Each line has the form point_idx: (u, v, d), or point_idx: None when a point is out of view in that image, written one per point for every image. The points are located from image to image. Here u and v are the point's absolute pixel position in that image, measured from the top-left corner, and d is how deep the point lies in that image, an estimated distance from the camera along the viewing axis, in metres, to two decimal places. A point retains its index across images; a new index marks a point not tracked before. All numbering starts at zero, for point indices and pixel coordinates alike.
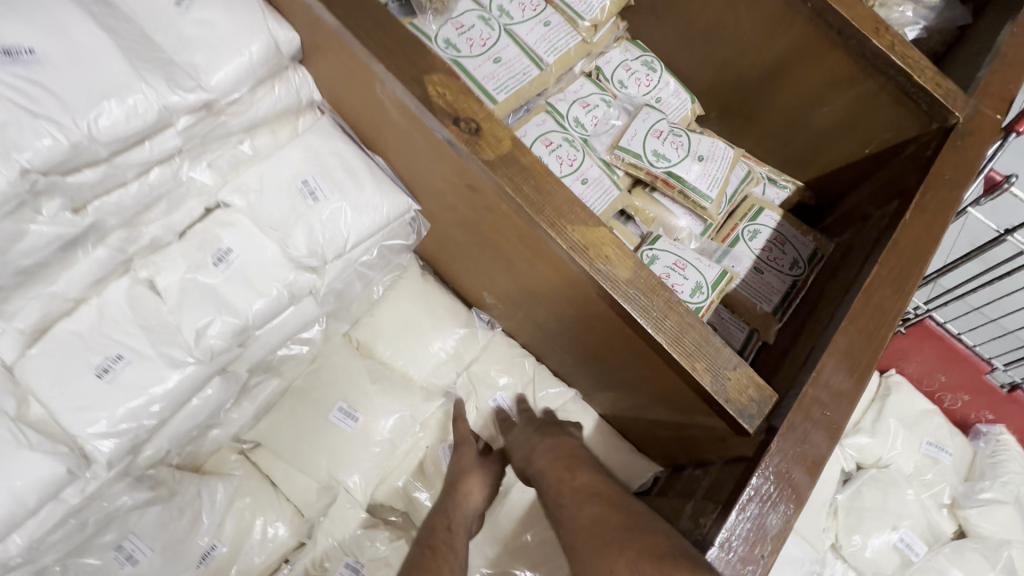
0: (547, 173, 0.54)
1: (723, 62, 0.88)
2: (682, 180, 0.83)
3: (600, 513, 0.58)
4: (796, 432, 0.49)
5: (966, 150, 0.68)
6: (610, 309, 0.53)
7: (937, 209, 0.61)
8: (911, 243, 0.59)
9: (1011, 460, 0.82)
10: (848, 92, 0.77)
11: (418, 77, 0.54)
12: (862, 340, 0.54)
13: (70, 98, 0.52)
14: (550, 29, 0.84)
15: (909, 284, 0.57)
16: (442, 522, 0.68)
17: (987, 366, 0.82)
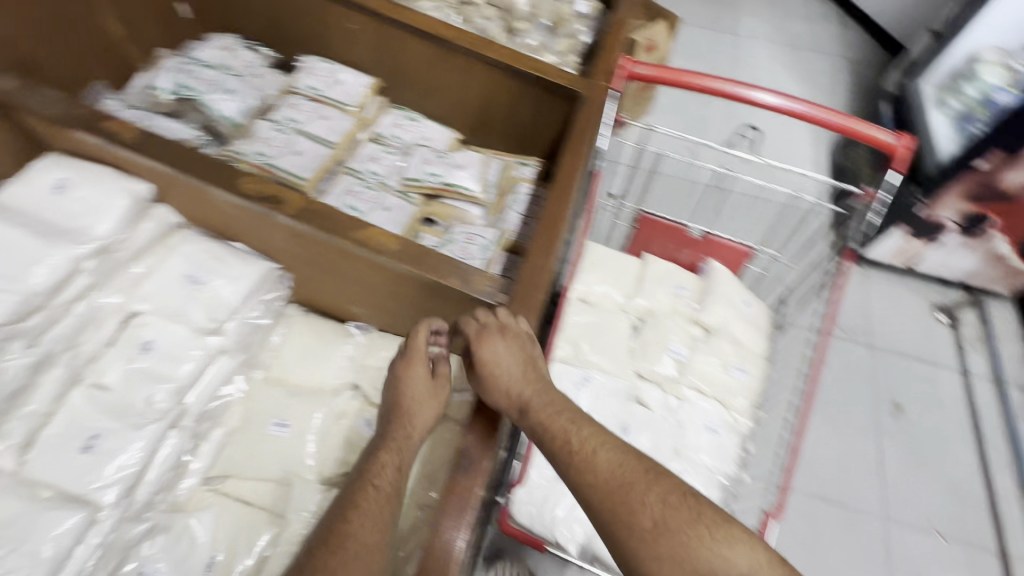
0: (332, 212, 0.96)
1: (457, 102, 1.29)
2: (453, 185, 1.21)
3: (608, 464, 0.77)
4: (522, 293, 0.95)
5: (589, 113, 1.13)
6: (396, 270, 0.95)
7: (576, 149, 1.09)
8: (564, 172, 1.06)
9: (720, 277, 1.24)
10: (527, 96, 1.20)
11: (236, 186, 0.94)
12: (546, 235, 1.00)
13: (12, 271, 0.84)
14: (329, 120, 1.21)
15: (568, 197, 1.04)
16: (392, 461, 0.89)
17: (682, 228, 1.28)
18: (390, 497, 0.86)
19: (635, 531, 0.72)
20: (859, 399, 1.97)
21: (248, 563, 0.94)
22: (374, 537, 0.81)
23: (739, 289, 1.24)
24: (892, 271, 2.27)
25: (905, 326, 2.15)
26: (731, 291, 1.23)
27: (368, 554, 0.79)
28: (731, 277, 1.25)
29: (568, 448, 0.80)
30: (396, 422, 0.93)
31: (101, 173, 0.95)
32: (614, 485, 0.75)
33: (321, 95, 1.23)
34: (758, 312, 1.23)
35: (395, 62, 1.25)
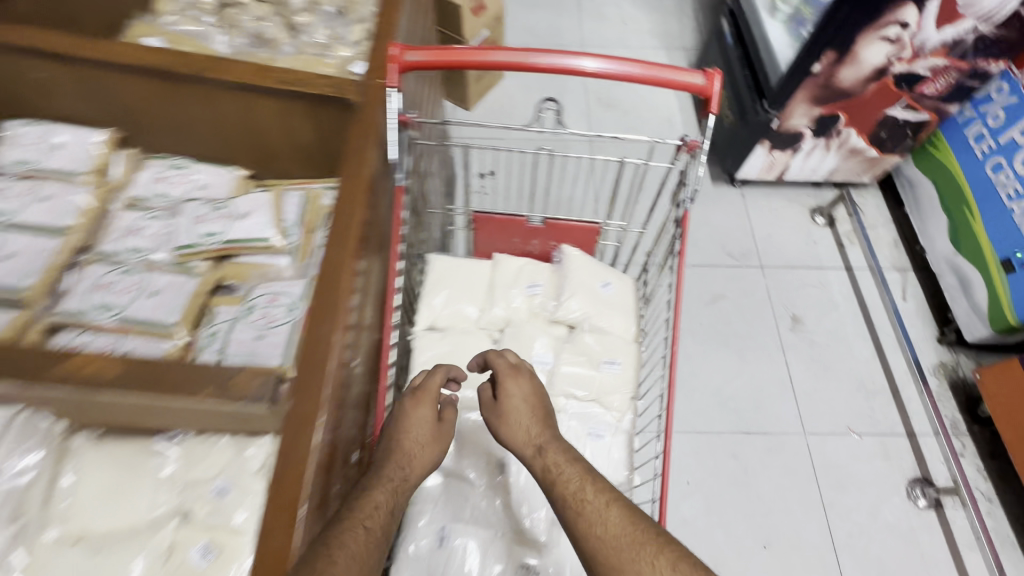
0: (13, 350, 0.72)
1: (224, 137, 1.07)
2: (239, 240, 1.00)
3: (619, 520, 0.75)
4: (302, 378, 0.76)
5: (366, 121, 0.94)
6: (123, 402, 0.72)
7: (354, 175, 0.90)
8: (342, 206, 0.87)
9: (574, 263, 1.14)
10: (295, 112, 1.00)
11: None
12: (327, 295, 0.82)
13: None
14: (51, 201, 0.95)
15: (347, 240, 0.86)
16: (386, 501, 0.82)
17: (523, 220, 1.14)
18: (379, 540, 0.75)
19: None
20: (759, 322, 1.99)
21: None
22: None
23: (596, 271, 1.14)
24: (767, 185, 2.28)
25: (788, 237, 2.17)
26: (588, 276, 1.13)
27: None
28: (587, 259, 1.15)
29: (578, 497, 0.80)
30: (405, 461, 0.89)
31: None
32: (622, 538, 0.73)
33: (37, 169, 0.98)
34: (622, 292, 1.14)
35: (124, 105, 1.01)
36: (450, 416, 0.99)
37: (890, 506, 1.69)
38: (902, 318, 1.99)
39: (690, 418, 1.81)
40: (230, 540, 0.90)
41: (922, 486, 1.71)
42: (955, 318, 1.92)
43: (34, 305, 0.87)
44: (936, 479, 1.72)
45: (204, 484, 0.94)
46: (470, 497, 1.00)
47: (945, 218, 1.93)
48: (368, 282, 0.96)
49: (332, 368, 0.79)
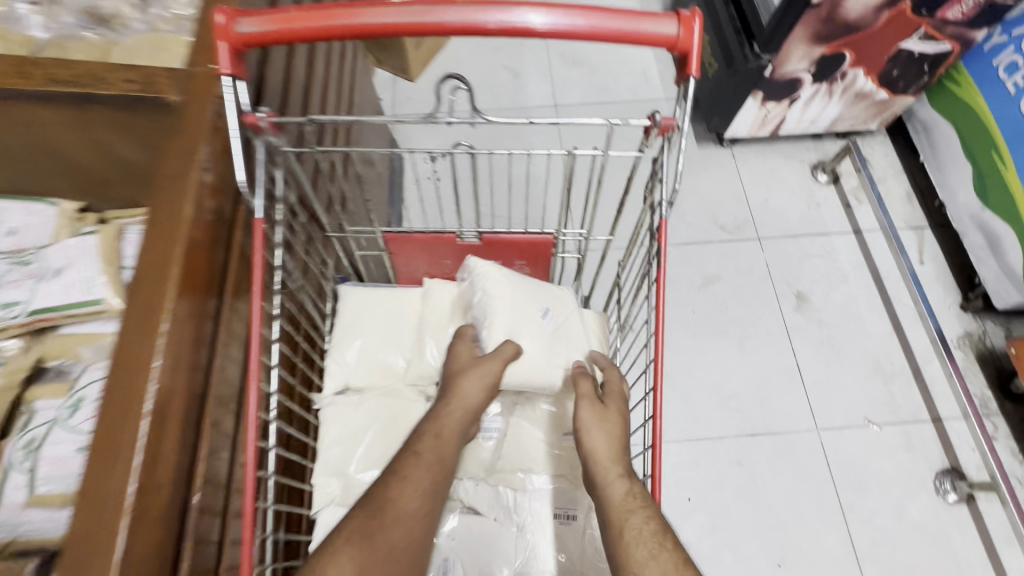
0: None
1: (37, 167, 0.83)
2: (54, 308, 0.75)
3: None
4: (92, 494, 0.57)
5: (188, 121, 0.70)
6: None
7: (165, 217, 0.67)
8: (151, 259, 0.65)
9: (508, 292, 0.93)
10: (101, 124, 0.76)
11: None
12: (131, 377, 0.60)
13: None
14: None
15: (156, 301, 0.63)
16: (433, 430, 0.81)
17: (452, 237, 0.95)
18: (433, 469, 0.78)
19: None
20: (759, 304, 1.75)
21: None
22: (416, 512, 0.74)
23: (534, 299, 0.95)
24: (760, 142, 1.99)
25: (788, 201, 1.90)
26: (529, 306, 0.94)
27: (408, 523, 0.73)
28: (519, 280, 0.95)
29: (649, 548, 0.68)
30: (463, 386, 0.84)
31: None
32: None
33: None
34: (576, 316, 1.00)
35: None
36: (506, 351, 0.87)
37: (917, 504, 1.49)
38: (920, 284, 1.75)
39: (689, 423, 1.59)
40: None
41: (953, 479, 1.51)
42: (981, 281, 1.68)
43: None
44: (968, 470, 1.52)
45: None
46: None
47: (969, 165, 1.65)
48: (229, 355, 0.72)
49: (134, 471, 0.57)
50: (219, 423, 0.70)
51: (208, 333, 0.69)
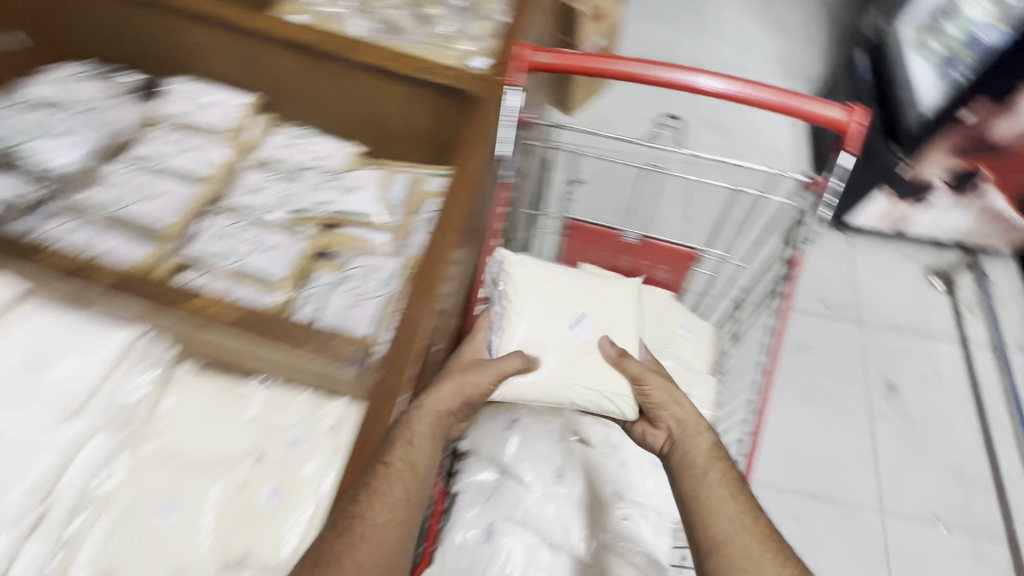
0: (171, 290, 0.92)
1: (351, 116, 1.14)
2: (346, 212, 1.08)
3: (761, 523, 0.76)
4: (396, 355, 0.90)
5: (484, 115, 1.00)
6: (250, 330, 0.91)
7: (463, 170, 0.98)
8: (451, 198, 0.97)
9: (527, 303, 0.99)
10: (418, 99, 1.06)
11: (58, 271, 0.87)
12: (432, 275, 0.93)
13: None
14: (196, 151, 1.06)
15: (453, 225, 0.96)
16: (402, 437, 0.82)
17: (617, 233, 1.11)
18: (407, 479, 0.78)
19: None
20: (847, 381, 1.83)
21: None
22: (388, 522, 0.74)
23: (561, 305, 1.00)
24: (879, 236, 2.10)
25: (896, 296, 1.98)
26: (553, 313, 0.99)
27: (377, 540, 0.72)
28: (555, 279, 1.02)
29: (725, 496, 0.79)
30: (447, 392, 0.90)
31: None
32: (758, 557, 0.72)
33: (191, 122, 1.09)
34: (619, 312, 1.02)
35: (270, 74, 1.11)
36: (507, 364, 0.93)
37: None
38: (1020, 406, 1.77)
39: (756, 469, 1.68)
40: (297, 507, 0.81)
41: None
42: None
43: (169, 241, 0.98)
44: None
45: None
46: (525, 499, 0.97)
47: None
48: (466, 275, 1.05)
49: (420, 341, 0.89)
50: (449, 320, 1.03)
51: (462, 255, 0.99)
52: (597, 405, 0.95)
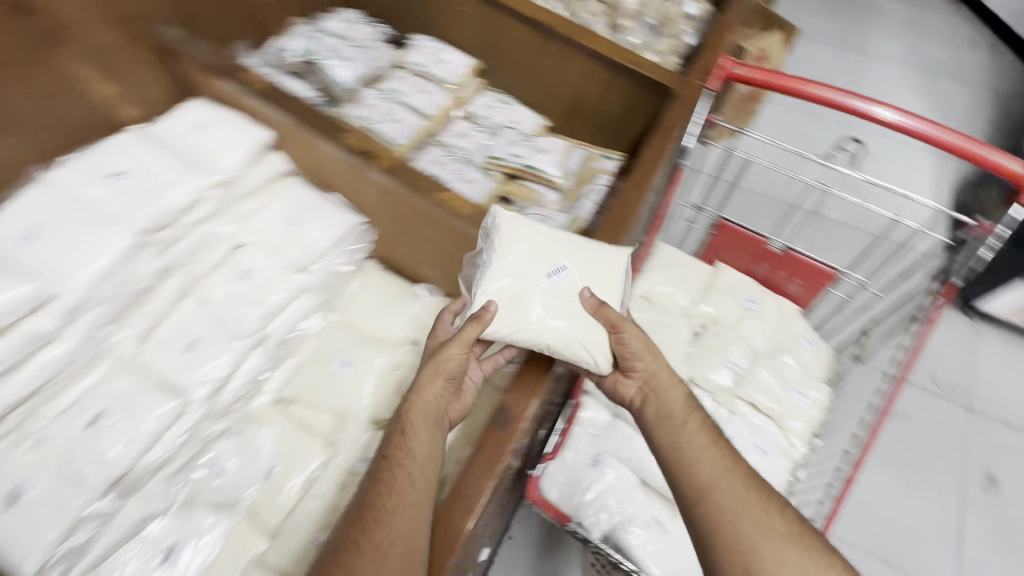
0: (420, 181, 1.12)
1: (551, 92, 1.34)
2: (534, 167, 1.26)
3: (737, 468, 0.80)
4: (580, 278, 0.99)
5: (682, 107, 1.12)
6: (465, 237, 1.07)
7: (659, 144, 1.10)
8: (644, 166, 1.08)
9: (509, 251, 0.89)
10: (618, 88, 1.23)
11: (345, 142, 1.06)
12: (618, 223, 1.02)
13: (145, 194, 0.93)
14: (428, 95, 1.29)
15: (642, 187, 1.06)
16: (398, 429, 0.85)
17: (763, 239, 1.22)
18: (420, 465, 0.81)
19: (747, 525, 0.74)
20: (943, 460, 1.77)
21: (292, 492, 1.03)
22: (396, 507, 0.77)
23: (542, 254, 0.91)
24: (1009, 329, 2.01)
25: (1014, 392, 1.90)
26: (529, 264, 0.89)
27: (409, 517, 0.76)
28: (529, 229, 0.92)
29: (703, 449, 0.82)
30: (429, 377, 0.89)
31: (235, 119, 1.07)
32: (748, 499, 0.77)
33: (426, 71, 1.32)
34: (610, 258, 0.94)
35: (496, 44, 1.31)
36: (469, 331, 0.85)
37: None
38: None
39: None
40: None
41: None
42: None
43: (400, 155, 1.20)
44: None
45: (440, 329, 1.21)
46: (634, 441, 1.11)
47: None
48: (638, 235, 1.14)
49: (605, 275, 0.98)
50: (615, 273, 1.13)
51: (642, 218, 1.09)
52: (571, 353, 0.87)
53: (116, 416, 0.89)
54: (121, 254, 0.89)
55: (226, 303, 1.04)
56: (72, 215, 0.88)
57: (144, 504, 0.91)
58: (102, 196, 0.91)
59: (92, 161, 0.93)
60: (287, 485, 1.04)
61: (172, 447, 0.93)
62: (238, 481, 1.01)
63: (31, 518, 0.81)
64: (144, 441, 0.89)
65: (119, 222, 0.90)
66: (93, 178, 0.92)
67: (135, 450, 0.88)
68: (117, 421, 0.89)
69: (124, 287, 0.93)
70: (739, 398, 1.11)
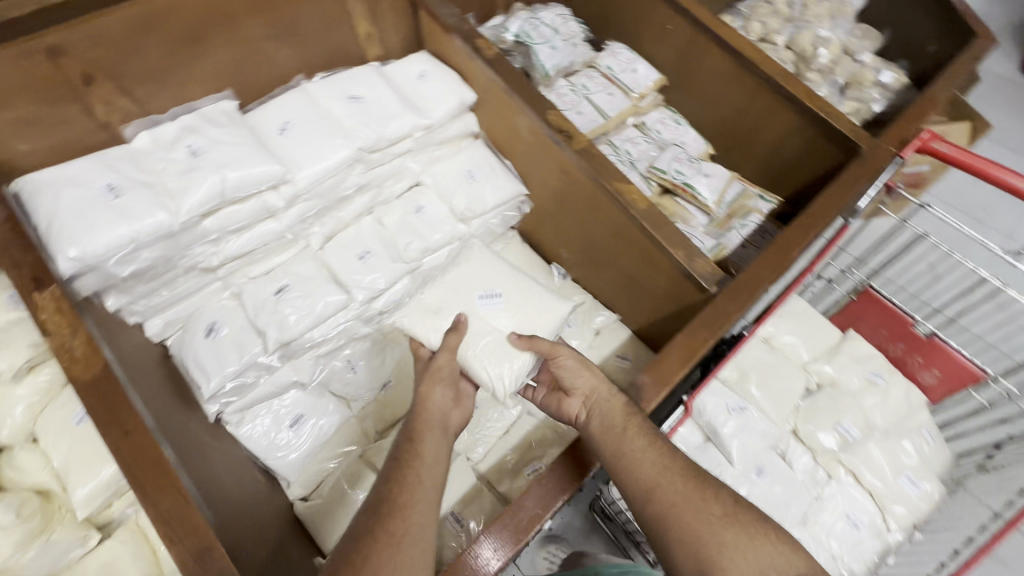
0: (602, 156, 1.05)
1: (726, 123, 1.38)
2: (694, 188, 1.29)
3: (680, 465, 0.81)
4: (731, 293, 0.91)
5: (868, 166, 1.10)
6: (631, 225, 1.01)
7: (841, 194, 1.06)
8: (819, 209, 1.03)
9: (462, 273, 1.07)
10: (798, 135, 1.24)
11: (544, 111, 1.08)
12: (780, 257, 0.96)
13: (377, 118, 1.09)
14: (613, 97, 1.38)
15: (813, 229, 1.00)
16: (405, 434, 0.83)
17: (910, 319, 1.18)
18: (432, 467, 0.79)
19: (691, 517, 0.77)
20: None
21: (401, 405, 1.16)
22: (417, 490, 0.75)
23: (489, 278, 1.05)
24: None
25: None
26: (471, 284, 1.05)
27: (425, 524, 0.73)
28: (492, 261, 1.09)
29: (638, 449, 0.81)
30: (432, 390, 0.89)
31: (451, 75, 1.20)
32: (689, 488, 0.79)
33: (614, 75, 1.40)
34: (481, 274, 1.06)
35: (689, 66, 1.37)
36: (450, 340, 0.94)
37: None
38: None
39: None
40: None
41: None
42: None
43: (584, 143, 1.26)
44: None
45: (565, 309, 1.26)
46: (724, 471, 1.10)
47: None
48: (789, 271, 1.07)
49: (756, 298, 0.92)
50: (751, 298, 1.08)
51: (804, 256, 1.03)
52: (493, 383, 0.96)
53: (298, 292, 1.04)
54: (343, 162, 1.05)
55: (398, 228, 1.17)
56: (315, 120, 1.05)
57: (293, 373, 1.06)
58: (341, 114, 1.07)
59: (338, 83, 1.11)
60: (398, 399, 1.17)
61: (326, 333, 1.07)
62: (361, 383, 1.14)
63: (219, 351, 0.97)
64: (313, 321, 1.03)
65: (349, 137, 1.05)
66: (335, 95, 1.09)
67: (306, 325, 1.03)
68: (298, 296, 1.04)
69: (332, 190, 1.09)
70: (841, 463, 1.09)
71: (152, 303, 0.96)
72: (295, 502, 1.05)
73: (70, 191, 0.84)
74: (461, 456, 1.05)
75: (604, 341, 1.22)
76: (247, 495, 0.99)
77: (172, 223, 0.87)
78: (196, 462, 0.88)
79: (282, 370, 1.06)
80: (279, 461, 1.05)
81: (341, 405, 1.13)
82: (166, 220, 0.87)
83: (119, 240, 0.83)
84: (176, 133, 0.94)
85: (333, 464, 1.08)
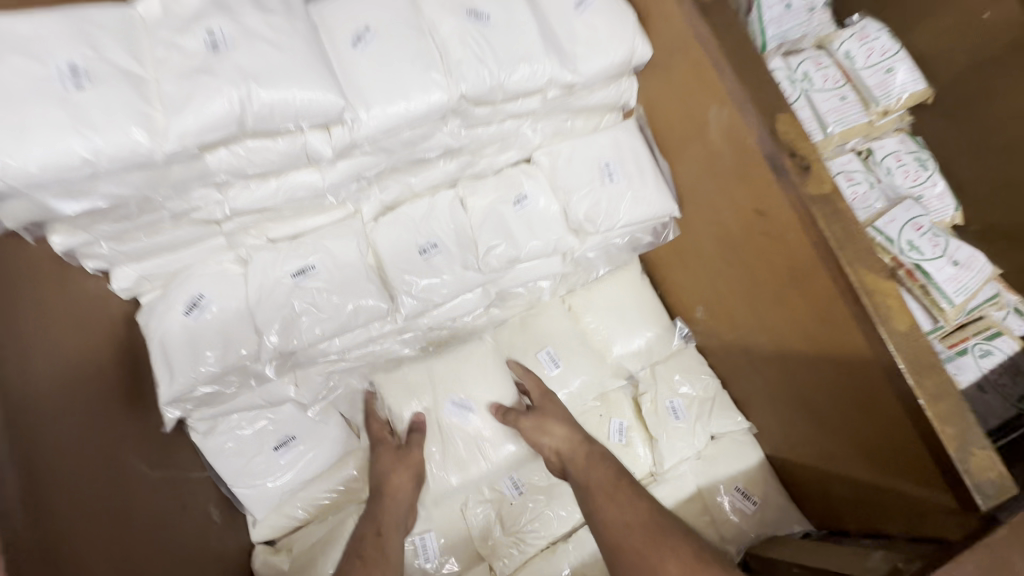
0: (857, 219, 0.59)
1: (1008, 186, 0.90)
2: (928, 277, 0.84)
3: (649, 511, 0.66)
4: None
5: None
6: (862, 341, 0.60)
7: None
8: None
9: (451, 372, 0.85)
10: None
11: (770, 111, 0.63)
12: None
13: (501, 55, 0.70)
14: (845, 103, 0.91)
15: None
16: (372, 528, 0.71)
17: None
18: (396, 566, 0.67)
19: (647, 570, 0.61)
20: None
21: None
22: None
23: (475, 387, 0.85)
24: None
25: None
26: (451, 379, 0.85)
27: None
28: (501, 375, 0.86)
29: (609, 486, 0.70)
30: (399, 482, 0.76)
31: (624, 11, 0.77)
32: (644, 536, 0.63)
33: (853, 71, 0.93)
34: (476, 378, 0.85)
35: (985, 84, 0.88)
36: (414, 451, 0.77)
37: None
38: None
39: None
40: (644, 450, 0.87)
41: None
42: None
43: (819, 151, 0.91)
44: None
45: (677, 389, 0.89)
46: None
47: None
48: None
49: None
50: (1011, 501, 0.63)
51: None
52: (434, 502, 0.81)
53: (324, 282, 0.72)
54: (432, 111, 0.68)
55: (483, 221, 0.81)
56: (407, 35, 0.68)
57: (291, 384, 0.77)
58: (447, 36, 0.69)
59: None
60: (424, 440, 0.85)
61: (346, 343, 0.77)
62: (377, 417, 0.84)
63: (197, 340, 0.68)
64: (331, 332, 0.72)
65: (452, 75, 0.68)
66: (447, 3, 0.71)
67: (319, 335, 0.71)
68: (322, 288, 0.72)
69: (409, 146, 0.73)
70: None
71: (121, 249, 0.66)
72: (256, 547, 0.80)
73: (10, 61, 0.52)
74: (483, 561, 0.79)
75: (718, 456, 0.85)
76: (201, 543, 0.70)
77: (152, 150, 0.56)
78: (117, 517, 0.58)
79: (278, 380, 0.77)
80: (252, 492, 0.78)
81: (345, 434, 0.84)
82: (143, 143, 0.55)
83: (65, 160, 0.52)
84: (197, 7, 0.60)
85: (313, 511, 0.81)
